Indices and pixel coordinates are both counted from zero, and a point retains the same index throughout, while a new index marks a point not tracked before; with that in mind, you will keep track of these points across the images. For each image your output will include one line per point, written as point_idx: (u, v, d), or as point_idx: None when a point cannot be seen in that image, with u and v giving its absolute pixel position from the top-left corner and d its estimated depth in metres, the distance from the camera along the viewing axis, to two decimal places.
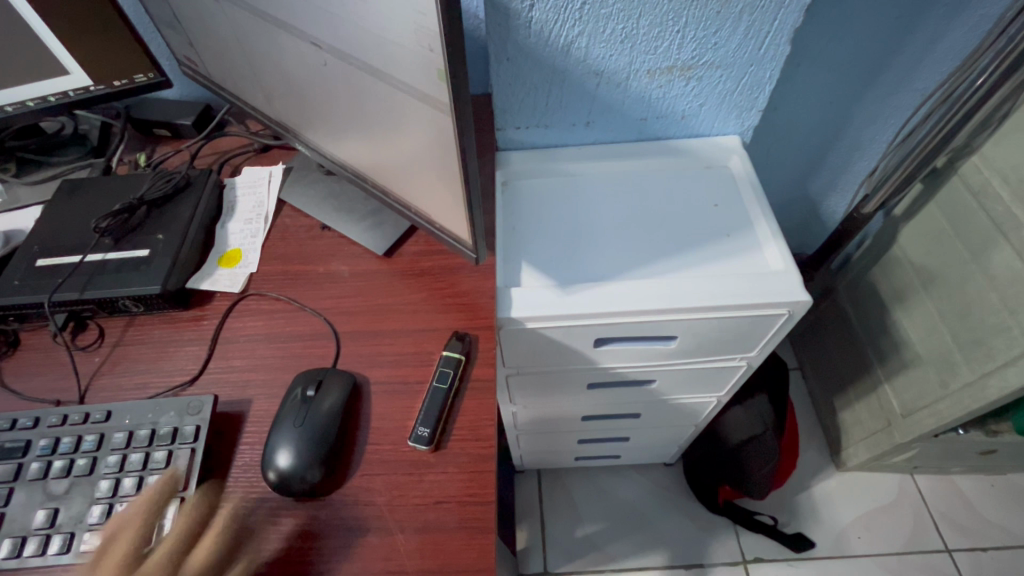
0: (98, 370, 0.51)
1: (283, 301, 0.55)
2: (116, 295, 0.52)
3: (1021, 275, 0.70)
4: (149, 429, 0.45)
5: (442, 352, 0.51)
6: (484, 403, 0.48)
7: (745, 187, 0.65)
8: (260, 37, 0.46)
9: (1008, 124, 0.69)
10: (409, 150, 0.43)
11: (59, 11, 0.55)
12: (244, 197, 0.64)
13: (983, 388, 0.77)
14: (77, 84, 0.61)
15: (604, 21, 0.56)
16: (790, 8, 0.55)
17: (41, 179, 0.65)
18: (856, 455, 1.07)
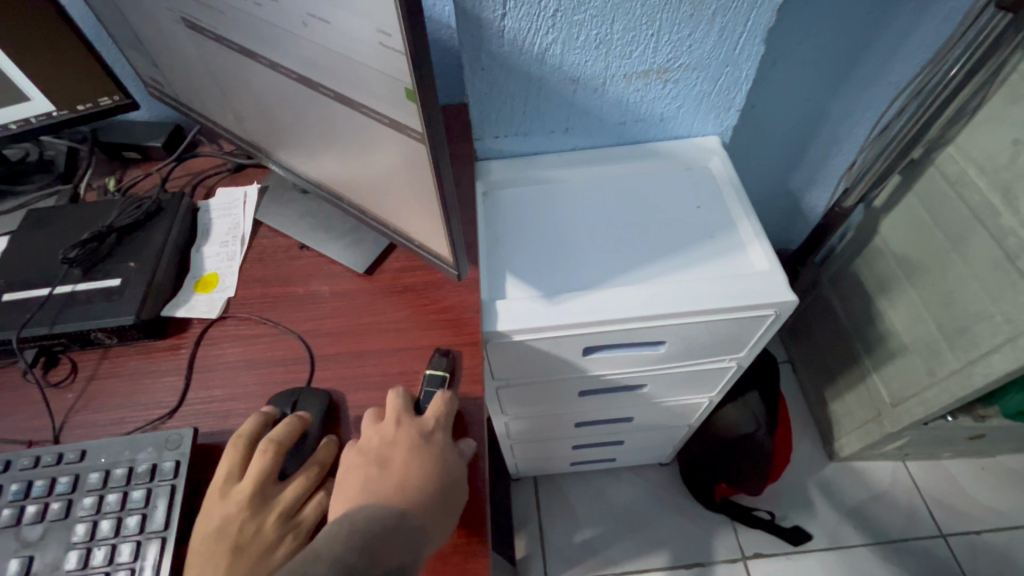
0: (72, 406, 0.49)
1: (263, 325, 0.54)
2: (88, 328, 0.50)
3: (1001, 263, 0.71)
4: (127, 467, 0.43)
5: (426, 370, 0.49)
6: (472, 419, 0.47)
7: (726, 187, 0.65)
8: (224, 58, 0.45)
9: (981, 115, 0.70)
10: (383, 168, 0.42)
11: (16, 38, 0.53)
12: (219, 219, 0.62)
13: (969, 376, 0.77)
14: (39, 110, 0.59)
15: (577, 27, 0.55)
16: (763, 7, 0.55)
17: (6, 209, 0.63)
18: (849, 445, 1.07)
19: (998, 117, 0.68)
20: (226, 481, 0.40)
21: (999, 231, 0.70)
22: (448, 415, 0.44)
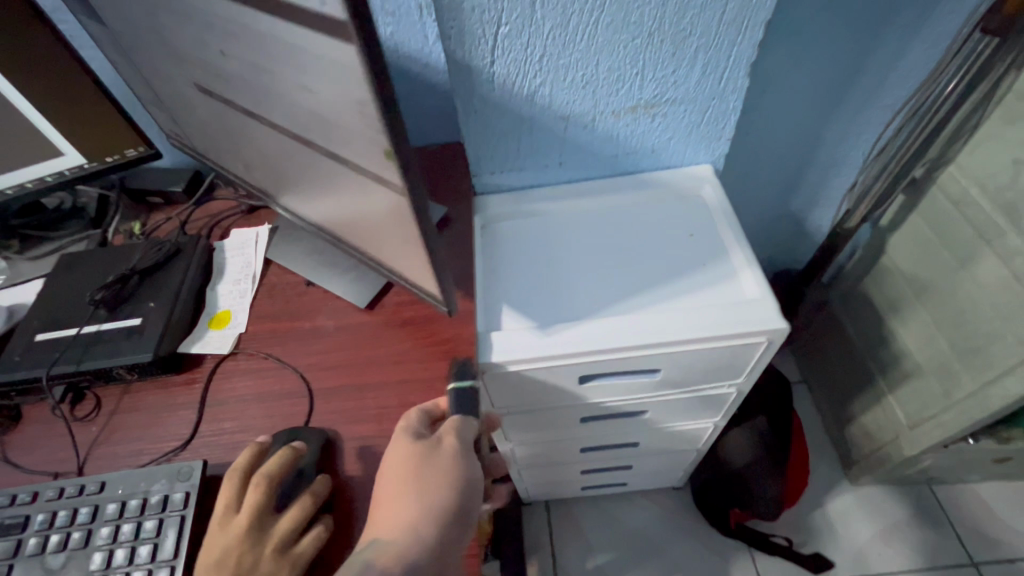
0: (95, 438, 0.53)
1: (271, 359, 0.57)
2: (110, 365, 0.54)
3: (1008, 283, 0.69)
4: (141, 498, 0.46)
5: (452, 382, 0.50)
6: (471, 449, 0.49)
7: (718, 215, 0.66)
8: (232, 117, 0.49)
9: (979, 134, 0.70)
10: (374, 215, 0.45)
11: (57, 104, 0.59)
12: (232, 259, 0.66)
13: (984, 399, 0.75)
14: (73, 163, 0.64)
15: (563, 70, 0.58)
16: (743, 44, 0.57)
17: (42, 254, 0.68)
18: (869, 469, 1.04)
19: (996, 137, 0.68)
20: (225, 513, 0.42)
21: (1005, 251, 0.69)
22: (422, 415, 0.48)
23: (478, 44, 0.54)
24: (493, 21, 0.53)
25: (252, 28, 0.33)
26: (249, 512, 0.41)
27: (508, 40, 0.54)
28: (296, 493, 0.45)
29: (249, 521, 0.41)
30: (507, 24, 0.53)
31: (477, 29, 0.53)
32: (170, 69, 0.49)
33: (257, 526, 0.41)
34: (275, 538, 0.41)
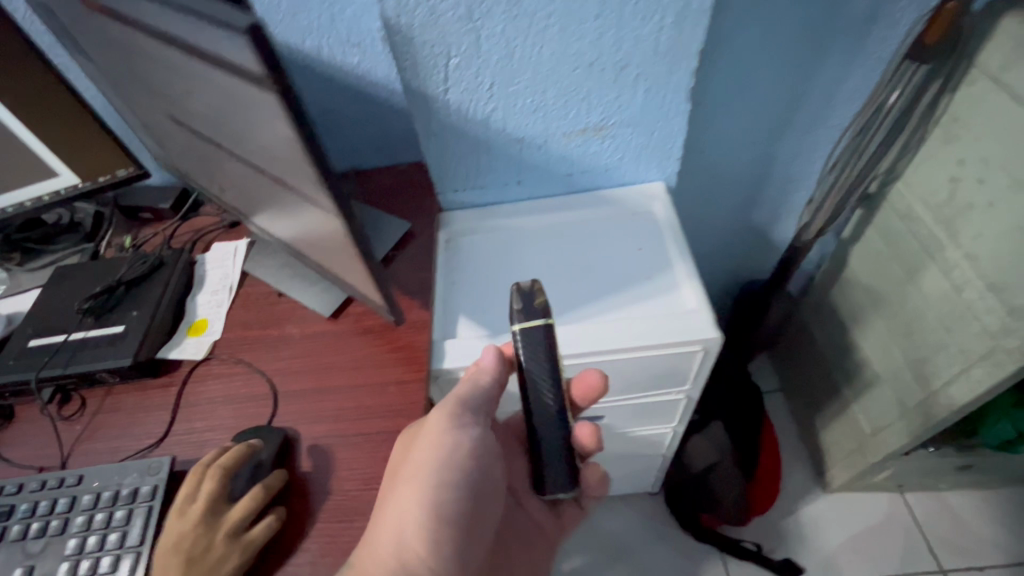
0: (79, 435, 0.58)
1: (241, 364, 0.62)
2: (94, 369, 0.59)
3: (949, 296, 0.72)
4: (114, 490, 0.51)
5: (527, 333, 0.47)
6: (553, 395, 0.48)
7: (666, 230, 0.70)
8: (202, 144, 0.54)
9: (922, 152, 0.73)
10: (324, 234, 0.50)
11: (51, 129, 0.65)
12: (213, 270, 0.71)
13: (933, 407, 0.77)
14: (67, 183, 0.70)
15: (513, 97, 0.62)
16: (679, 71, 0.61)
17: (40, 266, 0.74)
18: (839, 475, 1.06)
19: (935, 155, 0.71)
20: (184, 500, 0.47)
21: (945, 264, 0.71)
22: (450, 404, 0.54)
23: (431, 75, 0.59)
24: (443, 54, 0.57)
25: (201, 75, 0.38)
26: (203, 500, 0.46)
27: (459, 71, 0.59)
28: (250, 485, 0.49)
29: (203, 508, 0.46)
30: (456, 56, 0.57)
31: (429, 61, 0.58)
32: (148, 102, 0.55)
33: (211, 512, 0.46)
34: (225, 524, 0.46)
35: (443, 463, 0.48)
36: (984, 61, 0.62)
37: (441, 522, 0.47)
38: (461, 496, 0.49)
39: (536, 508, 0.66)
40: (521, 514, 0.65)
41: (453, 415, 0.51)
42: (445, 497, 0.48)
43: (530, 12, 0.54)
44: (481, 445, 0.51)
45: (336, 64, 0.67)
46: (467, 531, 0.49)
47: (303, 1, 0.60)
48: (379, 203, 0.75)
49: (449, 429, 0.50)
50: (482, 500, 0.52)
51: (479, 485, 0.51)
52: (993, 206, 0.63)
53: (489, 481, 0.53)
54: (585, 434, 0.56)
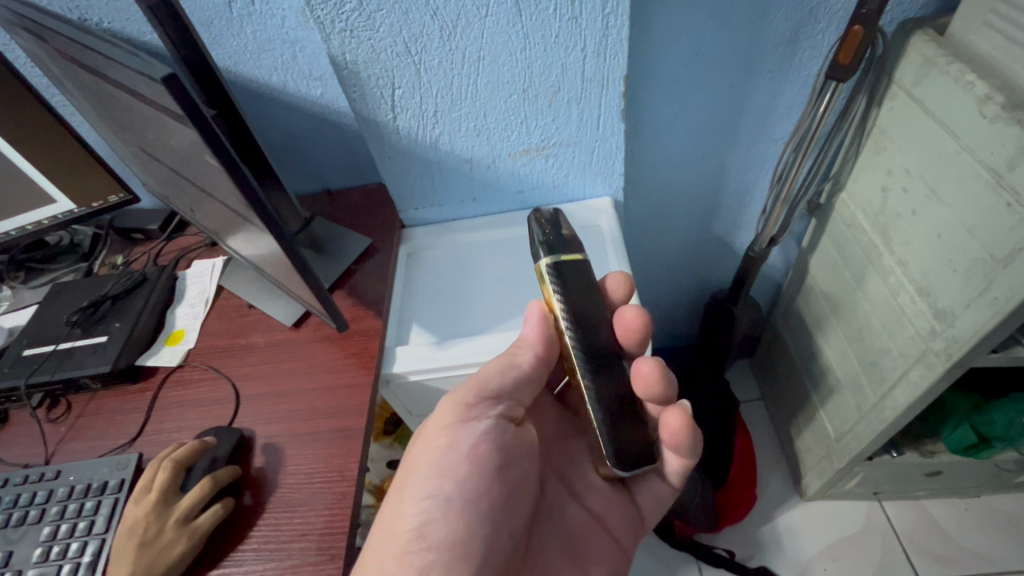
0: (62, 436, 0.64)
1: (209, 371, 0.67)
2: (77, 375, 0.65)
3: (887, 301, 0.74)
4: (86, 483, 0.56)
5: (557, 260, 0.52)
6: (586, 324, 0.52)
7: (609, 243, 0.74)
8: (172, 174, 0.60)
9: (859, 163, 0.76)
10: (271, 251, 0.55)
11: (49, 161, 0.72)
12: (192, 285, 0.78)
13: (883, 410, 0.79)
14: (64, 209, 0.78)
15: (457, 122, 0.68)
16: (608, 94, 0.65)
17: (40, 283, 0.81)
18: (813, 483, 1.07)
19: (869, 166, 0.74)
20: (142, 491, 0.53)
21: (883, 270, 0.74)
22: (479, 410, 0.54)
23: (380, 104, 0.65)
24: (388, 85, 0.63)
25: (152, 116, 0.44)
26: (155, 491, 0.52)
27: (405, 100, 0.65)
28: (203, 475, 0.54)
29: (156, 498, 0.52)
30: (401, 87, 0.63)
31: (377, 92, 0.64)
32: (126, 137, 0.62)
33: (162, 502, 0.52)
34: (175, 512, 0.51)
35: (438, 464, 0.51)
36: (899, 77, 0.66)
37: (428, 545, 0.47)
38: (463, 508, 0.49)
39: (599, 501, 0.63)
40: (580, 508, 0.62)
41: (460, 412, 0.53)
42: (441, 510, 0.49)
43: (462, 46, 0.60)
44: (486, 444, 0.53)
45: (301, 96, 0.74)
46: (470, 554, 0.48)
47: (268, 42, 0.67)
48: (346, 221, 0.81)
49: (452, 424, 0.53)
50: (494, 512, 0.51)
51: (487, 493, 0.51)
52: (916, 213, 0.66)
53: (501, 489, 0.52)
54: (647, 371, 0.53)
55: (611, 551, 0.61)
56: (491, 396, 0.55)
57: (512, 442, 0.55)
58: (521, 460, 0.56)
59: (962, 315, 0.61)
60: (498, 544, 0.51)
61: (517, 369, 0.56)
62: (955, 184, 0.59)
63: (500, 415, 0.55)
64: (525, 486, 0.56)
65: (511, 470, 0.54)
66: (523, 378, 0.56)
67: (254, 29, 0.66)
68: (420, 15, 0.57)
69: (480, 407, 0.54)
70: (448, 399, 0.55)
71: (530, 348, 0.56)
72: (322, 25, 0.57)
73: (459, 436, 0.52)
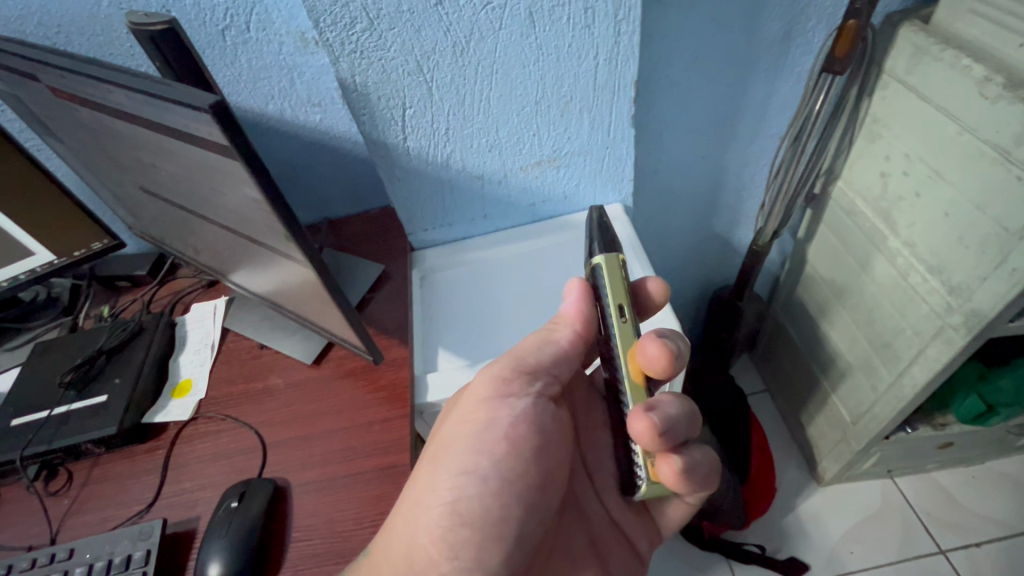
0: (67, 509, 0.58)
1: (227, 420, 0.62)
2: (79, 442, 0.60)
3: (896, 281, 0.77)
4: (106, 560, 0.51)
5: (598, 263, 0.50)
6: (648, 330, 0.47)
7: (628, 249, 0.74)
8: (175, 212, 0.56)
9: (854, 153, 0.79)
10: (298, 280, 0.51)
11: (26, 211, 0.67)
12: (193, 330, 0.73)
13: (901, 388, 0.81)
14: (43, 261, 0.72)
15: (469, 138, 0.66)
16: (619, 101, 0.65)
17: (19, 343, 0.75)
18: (830, 467, 1.08)
19: (865, 154, 0.77)
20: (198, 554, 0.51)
21: (889, 253, 0.76)
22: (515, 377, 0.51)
23: (390, 125, 0.63)
24: (398, 105, 0.61)
25: (170, 149, 0.41)
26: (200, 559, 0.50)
27: (416, 119, 0.63)
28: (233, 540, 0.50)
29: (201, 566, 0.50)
30: (411, 106, 0.62)
31: (387, 113, 0.62)
32: (122, 177, 0.57)
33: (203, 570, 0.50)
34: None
35: (476, 443, 0.48)
36: (890, 68, 0.69)
37: (461, 523, 0.46)
38: (498, 489, 0.47)
39: (617, 505, 0.60)
40: (598, 506, 0.60)
41: (500, 388, 0.50)
42: (476, 488, 0.47)
43: (475, 60, 0.59)
44: (525, 423, 0.50)
45: (299, 123, 0.71)
46: (502, 536, 0.47)
47: (265, 69, 0.65)
48: (353, 249, 0.79)
49: (489, 400, 0.50)
50: (529, 496, 0.49)
51: (522, 476, 0.49)
52: (920, 195, 0.69)
53: (536, 472, 0.50)
54: (639, 429, 0.44)
55: (626, 560, 0.58)
56: (529, 372, 0.51)
57: (548, 424, 0.52)
58: (558, 442, 0.53)
59: (978, 289, 0.63)
60: (528, 529, 0.50)
61: (554, 345, 0.52)
62: (957, 165, 0.62)
63: (539, 395, 0.52)
64: (561, 474, 0.53)
65: (548, 452, 0.52)
66: (562, 355, 0.52)
67: (249, 57, 0.63)
68: (433, 31, 0.55)
69: (518, 383, 0.51)
70: (484, 374, 0.52)
71: (569, 325, 0.52)
72: (330, 46, 0.55)
73: (495, 413, 0.49)
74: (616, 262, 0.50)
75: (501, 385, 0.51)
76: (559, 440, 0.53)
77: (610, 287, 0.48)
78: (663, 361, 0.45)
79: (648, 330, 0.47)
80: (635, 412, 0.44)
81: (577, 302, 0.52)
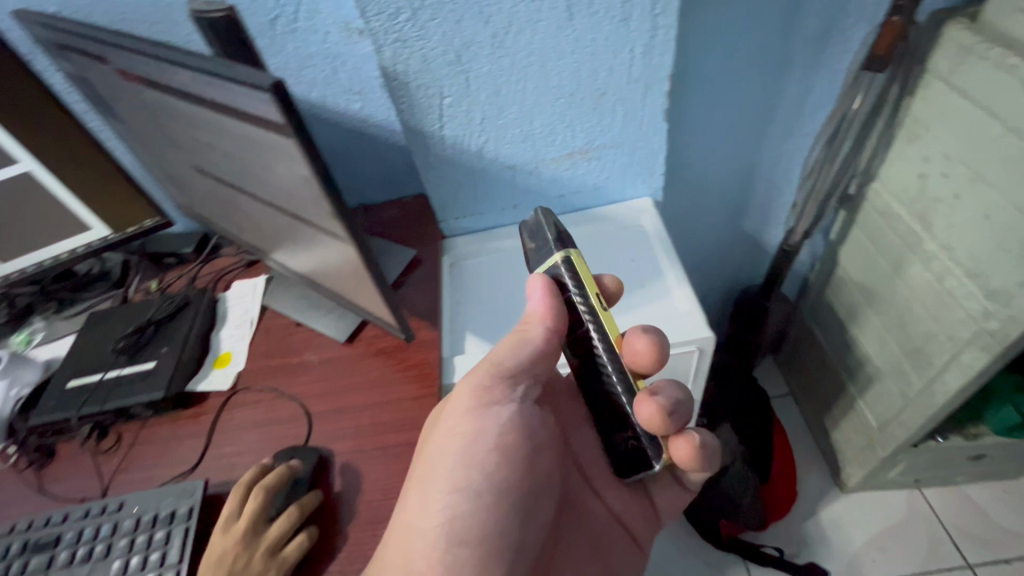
0: (117, 467, 0.62)
1: (266, 391, 0.66)
2: (129, 404, 0.64)
3: (931, 284, 0.75)
4: (152, 514, 0.55)
5: (560, 260, 0.48)
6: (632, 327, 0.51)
7: (656, 243, 0.75)
8: (224, 190, 0.59)
9: (891, 153, 0.78)
10: (338, 258, 0.54)
11: (86, 187, 0.71)
12: (234, 306, 0.76)
13: (932, 395, 0.79)
14: (99, 235, 0.76)
15: (503, 129, 0.68)
16: (653, 94, 0.66)
17: (75, 312, 0.80)
18: (854, 474, 1.06)
19: (903, 154, 0.76)
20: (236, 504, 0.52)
21: (925, 256, 0.75)
22: (490, 387, 0.51)
23: (428, 114, 0.65)
24: (436, 95, 0.63)
25: (227, 128, 0.44)
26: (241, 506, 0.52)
27: (452, 108, 0.65)
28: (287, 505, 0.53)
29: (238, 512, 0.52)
30: (449, 96, 0.64)
31: (425, 102, 0.64)
32: (176, 156, 0.61)
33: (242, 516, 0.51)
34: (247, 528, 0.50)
35: (465, 455, 0.49)
36: (932, 66, 0.68)
37: (460, 541, 0.45)
38: (491, 500, 0.48)
39: (618, 501, 0.61)
40: (599, 503, 0.61)
41: (482, 397, 0.51)
42: (470, 503, 0.47)
43: (513, 52, 0.60)
44: (510, 430, 0.51)
45: (339, 110, 0.74)
46: (501, 547, 0.47)
47: (310, 57, 0.67)
48: (386, 235, 0.81)
49: (473, 411, 0.50)
50: (522, 503, 0.50)
51: (512, 484, 0.49)
52: (959, 197, 0.68)
53: (526, 477, 0.51)
54: (644, 414, 0.47)
55: (627, 553, 0.60)
56: (511, 375, 0.52)
57: (532, 427, 0.53)
58: (544, 447, 0.54)
59: (1017, 294, 0.62)
60: (527, 537, 0.50)
61: (529, 345, 0.51)
62: (1001, 167, 0.61)
63: (520, 398, 0.53)
64: (551, 476, 0.55)
65: (535, 456, 0.53)
66: (538, 353, 0.51)
67: (296, 46, 0.66)
68: (473, 22, 0.57)
69: (499, 390, 0.52)
70: (463, 385, 0.52)
71: (540, 323, 0.50)
72: (375, 35, 0.57)
73: (479, 425, 0.50)
74: (580, 255, 0.49)
75: (482, 394, 0.51)
76: (548, 440, 0.55)
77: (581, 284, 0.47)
78: (648, 354, 0.49)
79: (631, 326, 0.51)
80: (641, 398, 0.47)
81: (543, 299, 0.49)
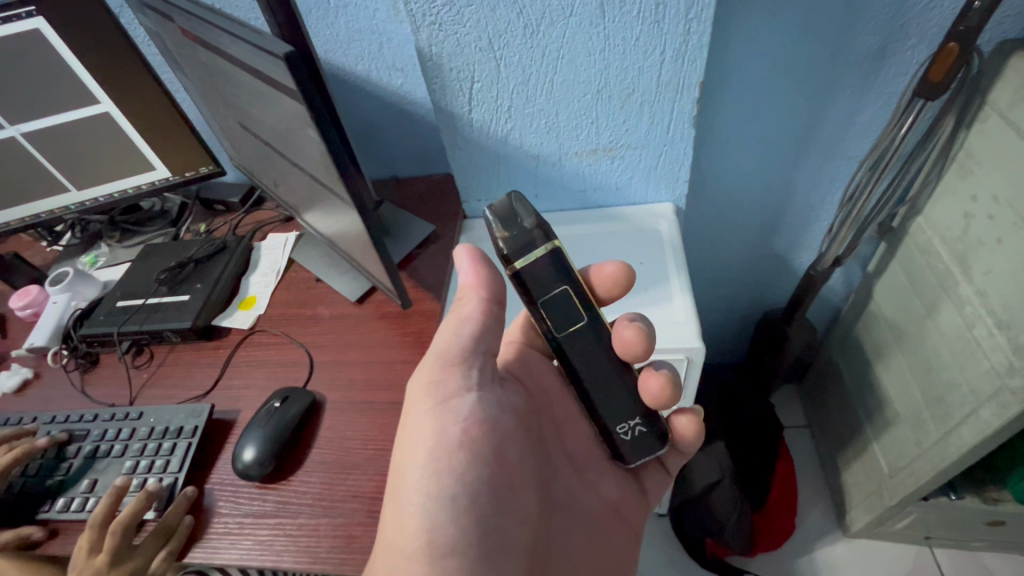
0: (145, 381, 0.70)
1: (279, 336, 0.72)
2: (162, 329, 0.71)
3: (961, 331, 0.71)
4: (164, 426, 0.62)
5: (543, 250, 0.48)
6: (620, 316, 0.53)
7: (668, 248, 0.74)
8: (261, 146, 0.65)
9: (940, 189, 0.73)
10: (349, 222, 0.58)
11: (154, 132, 0.79)
12: (266, 256, 0.83)
13: (946, 448, 0.74)
14: (161, 176, 0.85)
15: (529, 118, 0.69)
16: (682, 99, 0.66)
17: (133, 242, 0.89)
18: (858, 518, 1.01)
19: (950, 192, 0.71)
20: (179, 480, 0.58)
21: (958, 300, 0.71)
22: (446, 379, 0.51)
23: (458, 96, 0.68)
24: (468, 78, 0.66)
25: (260, 91, 0.48)
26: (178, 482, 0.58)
27: (482, 93, 0.67)
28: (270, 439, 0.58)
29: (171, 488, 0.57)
30: (479, 81, 0.66)
31: (455, 84, 0.66)
32: (226, 112, 0.67)
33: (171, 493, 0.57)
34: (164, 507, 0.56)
35: (431, 458, 0.48)
36: (993, 100, 0.64)
37: (445, 552, 0.45)
38: (467, 502, 0.47)
39: (611, 486, 0.61)
40: (596, 496, 0.60)
41: (437, 394, 0.50)
42: (446, 511, 0.46)
43: (545, 43, 0.62)
44: (473, 421, 0.50)
45: (383, 85, 0.78)
46: (485, 553, 0.46)
47: (359, 32, 0.72)
48: (411, 208, 0.85)
49: (432, 412, 0.50)
50: (499, 498, 0.49)
51: (484, 483, 0.48)
52: (1001, 242, 0.63)
53: (498, 473, 0.50)
54: (656, 386, 0.54)
55: (624, 539, 0.61)
56: (462, 362, 0.52)
57: (496, 416, 0.52)
58: (513, 436, 0.53)
59: None
60: (510, 535, 0.49)
61: (470, 323, 0.53)
62: None
63: (478, 387, 0.53)
64: (525, 470, 0.54)
65: (505, 449, 0.52)
66: (478, 330, 0.53)
67: (347, 19, 0.71)
68: (507, 11, 0.59)
69: (454, 381, 0.52)
70: (418, 388, 0.52)
71: (475, 292, 0.54)
72: (413, 16, 0.60)
73: (443, 425, 0.49)
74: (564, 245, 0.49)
75: (439, 392, 0.51)
76: (517, 431, 0.54)
77: (566, 273, 0.49)
78: (641, 341, 0.52)
79: (618, 316, 0.53)
80: (650, 372, 0.54)
81: (473, 270, 0.54)
